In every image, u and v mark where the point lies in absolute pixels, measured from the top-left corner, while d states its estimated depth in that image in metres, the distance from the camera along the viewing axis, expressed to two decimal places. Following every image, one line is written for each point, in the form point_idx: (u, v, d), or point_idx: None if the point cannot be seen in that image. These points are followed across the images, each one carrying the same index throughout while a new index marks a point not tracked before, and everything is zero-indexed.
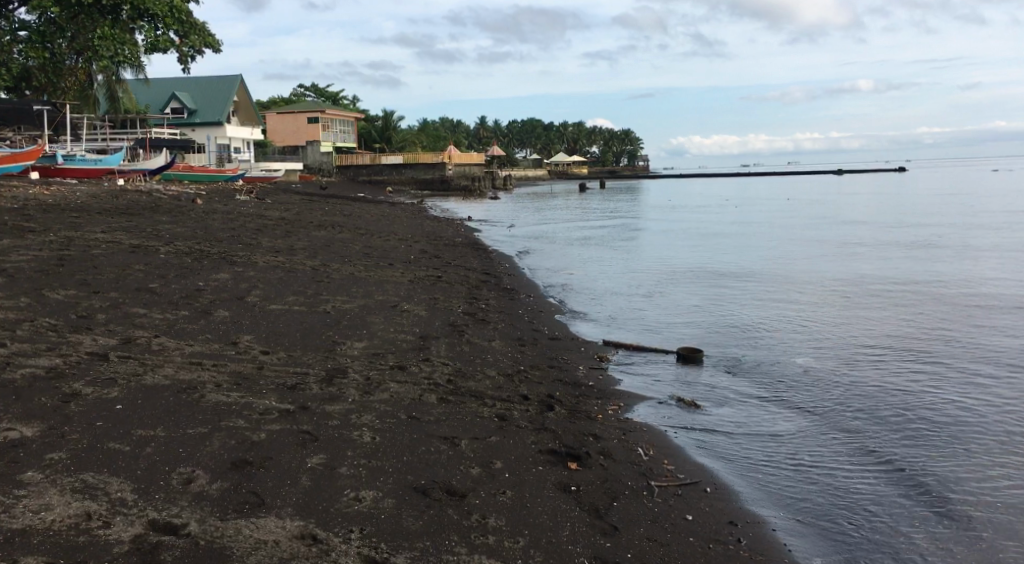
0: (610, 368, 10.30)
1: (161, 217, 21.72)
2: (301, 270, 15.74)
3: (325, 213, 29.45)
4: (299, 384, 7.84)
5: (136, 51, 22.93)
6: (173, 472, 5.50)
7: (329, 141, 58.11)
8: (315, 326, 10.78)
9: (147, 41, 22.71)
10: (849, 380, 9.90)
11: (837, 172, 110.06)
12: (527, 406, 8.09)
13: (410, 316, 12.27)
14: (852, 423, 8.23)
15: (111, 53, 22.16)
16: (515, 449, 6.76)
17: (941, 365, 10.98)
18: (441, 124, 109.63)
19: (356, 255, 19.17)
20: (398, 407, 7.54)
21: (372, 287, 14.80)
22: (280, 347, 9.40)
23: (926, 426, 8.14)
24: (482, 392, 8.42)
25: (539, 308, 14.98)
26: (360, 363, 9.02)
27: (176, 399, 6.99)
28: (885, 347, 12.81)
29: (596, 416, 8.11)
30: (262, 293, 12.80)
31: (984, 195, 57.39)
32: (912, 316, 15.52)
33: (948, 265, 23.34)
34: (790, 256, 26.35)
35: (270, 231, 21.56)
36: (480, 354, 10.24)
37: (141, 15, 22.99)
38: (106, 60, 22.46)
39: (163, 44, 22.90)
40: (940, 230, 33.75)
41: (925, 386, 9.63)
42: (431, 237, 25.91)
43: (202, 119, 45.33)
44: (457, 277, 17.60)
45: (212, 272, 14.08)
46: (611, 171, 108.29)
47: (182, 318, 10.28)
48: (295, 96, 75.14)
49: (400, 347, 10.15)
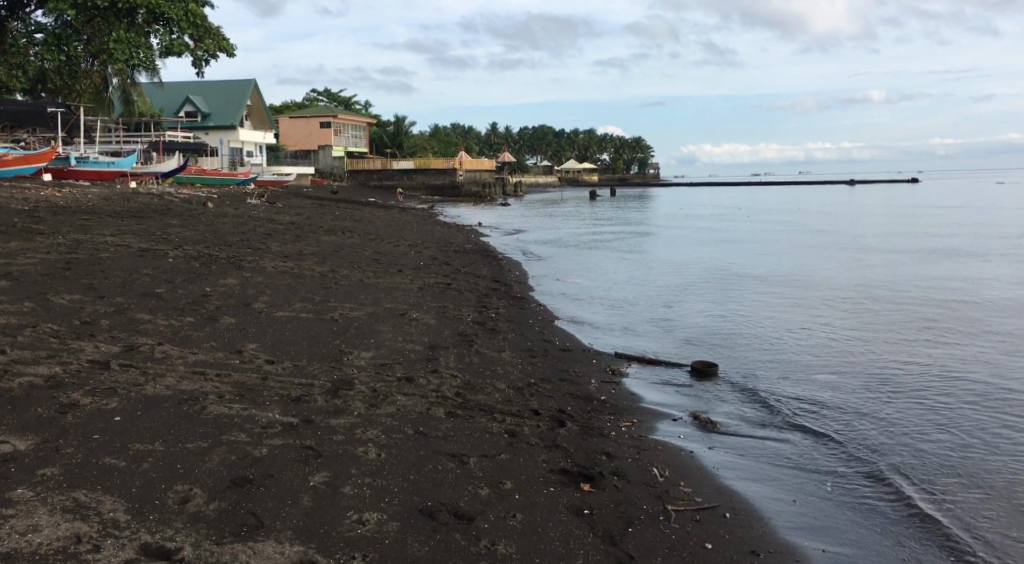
0: (622, 383, 10.04)
1: (172, 220, 21.59)
2: (310, 276, 15.55)
3: (335, 218, 29.31)
4: (303, 396, 7.61)
5: (151, 54, 22.85)
6: (169, 490, 5.28)
7: (340, 145, 58.07)
8: (322, 334, 10.57)
9: (162, 45, 22.64)
10: (870, 398, 9.63)
11: (849, 183, 109.53)
12: (537, 422, 7.85)
13: (418, 325, 12.05)
14: (875, 445, 7.97)
15: (126, 56, 22.09)
16: (525, 468, 6.52)
17: (962, 384, 10.69)
18: (452, 130, 109.67)
19: (365, 261, 18.96)
20: (406, 421, 7.31)
21: (381, 294, 14.59)
22: (285, 356, 9.19)
23: (950, 451, 7.86)
24: (491, 405, 8.18)
25: (550, 318, 14.76)
26: (366, 374, 8.80)
27: (177, 411, 6.79)
28: (904, 362, 12.53)
29: (609, 433, 7.87)
30: (269, 299, 12.60)
31: (997, 207, 56.94)
32: (931, 331, 15.22)
33: (965, 278, 23.00)
34: (803, 266, 26.06)
35: (279, 236, 21.41)
36: (489, 365, 10.00)
37: (158, 18, 22.88)
38: (121, 63, 22.40)
39: (179, 47, 22.77)
40: (954, 242, 33.39)
41: (947, 407, 9.36)
42: (441, 243, 25.73)
43: (215, 122, 45.34)
44: (467, 284, 17.36)
45: (219, 277, 13.91)
46: (621, 179, 108.01)
47: (187, 325, 10.08)
48: (307, 101, 75.24)
49: (408, 357, 9.92)
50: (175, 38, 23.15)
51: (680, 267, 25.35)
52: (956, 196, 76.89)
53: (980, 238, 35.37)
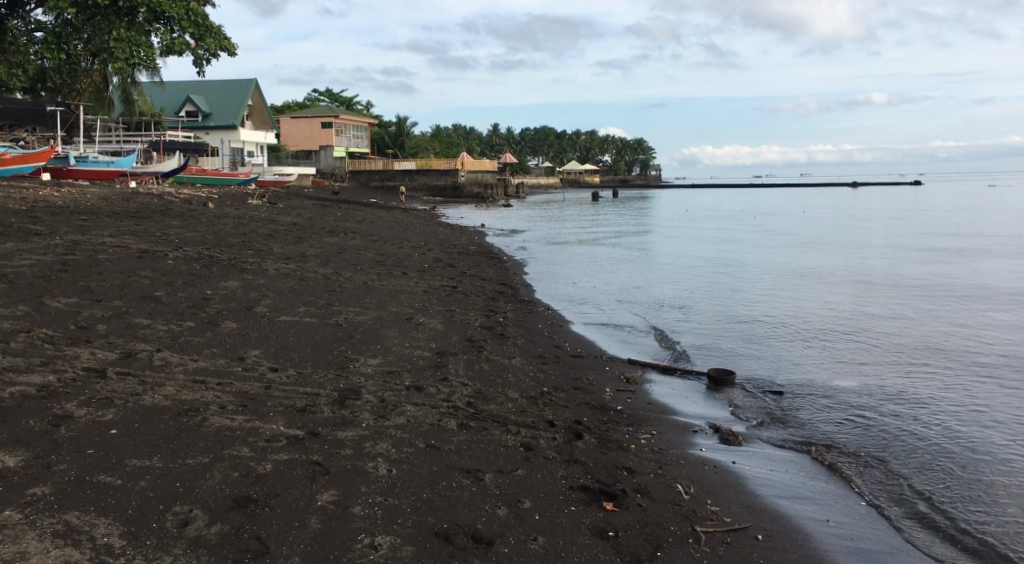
0: (638, 391, 9.69)
1: (172, 221, 21.26)
2: (313, 278, 15.23)
3: (338, 218, 29.03)
4: (310, 407, 7.27)
5: (151, 53, 22.50)
6: (166, 512, 4.98)
7: (342, 146, 57.74)
8: (326, 340, 10.23)
9: (162, 44, 22.30)
10: (898, 412, 9.26)
11: (852, 184, 109.29)
12: (553, 434, 7.50)
13: (425, 330, 11.70)
14: (907, 461, 7.61)
15: (126, 55, 21.74)
16: (544, 485, 6.18)
17: (990, 396, 10.33)
18: (453, 130, 109.34)
19: (368, 263, 18.62)
20: (417, 434, 6.97)
21: (387, 297, 14.25)
22: (289, 364, 8.84)
23: (980, 467, 7.57)
24: (504, 417, 7.83)
25: (558, 322, 14.42)
26: (374, 382, 8.45)
27: (175, 423, 6.44)
28: (926, 368, 12.16)
29: (628, 446, 7.53)
30: (272, 303, 12.24)
31: (1002, 210, 56.58)
32: (947, 336, 14.87)
33: (978, 281, 22.66)
34: (811, 268, 25.71)
35: (281, 237, 21.08)
36: (500, 373, 9.65)
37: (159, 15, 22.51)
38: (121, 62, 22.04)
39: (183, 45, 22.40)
40: (963, 245, 32.99)
41: (979, 422, 8.99)
42: (445, 245, 25.42)
43: (216, 122, 45.03)
44: (472, 287, 17.01)
45: (221, 280, 13.57)
46: (623, 180, 107.72)
47: (187, 330, 9.74)
48: (309, 102, 74.96)
49: (416, 365, 9.57)
50: (175, 37, 22.83)
51: (687, 269, 25.00)
52: (960, 198, 76.51)
53: (987, 240, 35.00)
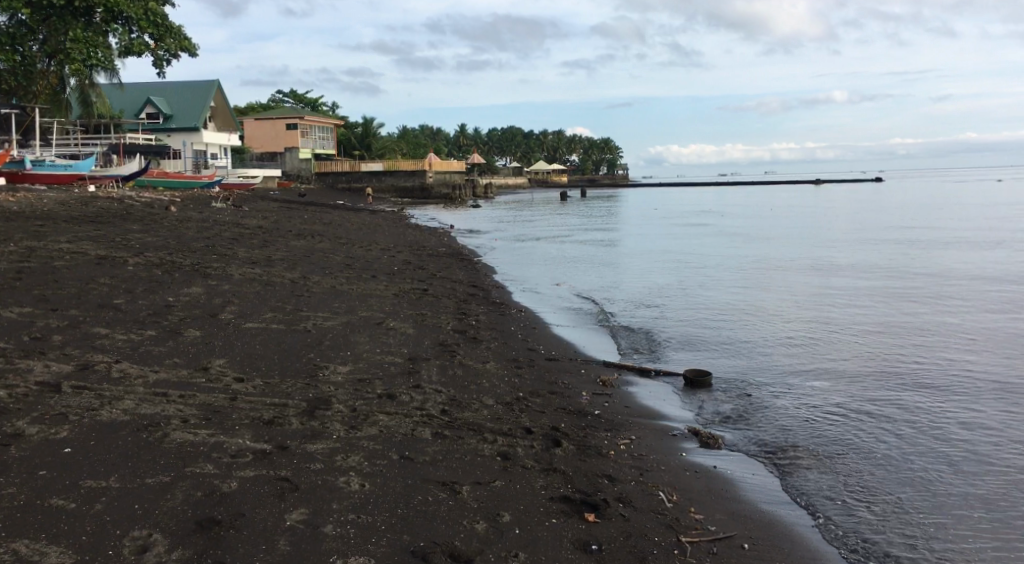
0: (615, 395, 9.51)
1: (133, 225, 20.71)
2: (279, 283, 14.87)
3: (304, 221, 28.57)
4: (277, 419, 6.97)
5: (109, 55, 21.83)
6: (123, 537, 4.73)
7: (308, 147, 57.04)
8: (294, 347, 9.91)
9: (120, 45, 21.68)
10: (879, 411, 9.17)
11: (817, 182, 110.36)
12: (531, 442, 7.27)
13: (397, 335, 11.41)
14: (891, 463, 7.50)
15: (83, 57, 20.74)
16: (524, 496, 5.96)
17: (968, 392, 10.27)
18: (419, 131, 108.69)
19: (336, 266, 18.28)
20: (391, 445, 6.71)
21: (356, 302, 13.93)
22: (255, 373, 8.51)
23: (958, 466, 7.52)
24: (480, 425, 7.59)
25: (531, 324, 14.20)
26: (345, 391, 8.15)
27: (134, 439, 6.12)
28: (902, 364, 12.10)
29: (608, 452, 7.32)
30: (237, 310, 11.88)
31: (962, 206, 57.38)
32: (918, 330, 14.91)
33: (945, 276, 22.81)
34: (782, 264, 25.77)
35: (246, 241, 20.64)
36: (474, 379, 9.40)
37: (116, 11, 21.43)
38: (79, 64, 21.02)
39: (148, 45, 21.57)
40: (928, 241, 33.29)
41: (959, 420, 8.90)
42: (414, 247, 25.10)
43: (178, 124, 44.20)
44: (442, 290, 16.73)
45: (184, 286, 13.18)
46: (591, 180, 107.88)
47: (148, 340, 9.37)
48: (274, 103, 74.13)
49: (388, 371, 9.29)
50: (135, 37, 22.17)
51: (657, 268, 24.91)
52: (921, 194, 77.59)
53: (952, 235, 35.38)
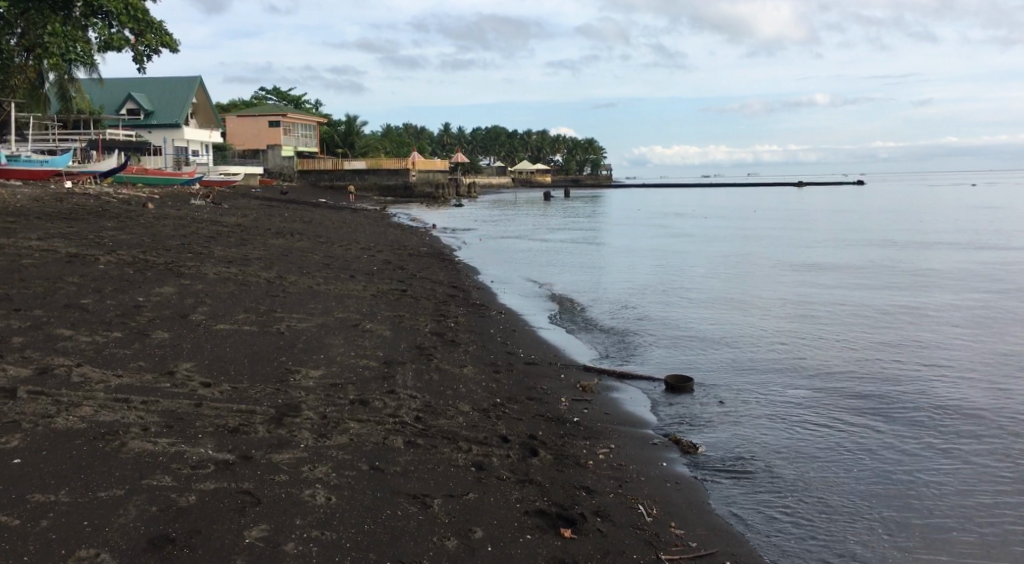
0: (594, 400, 9.31)
1: (108, 222, 20.29)
2: (254, 283, 14.55)
3: (285, 219, 28.21)
4: (243, 427, 6.69)
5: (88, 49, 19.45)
6: (69, 559, 4.57)
7: (290, 145, 56.52)
8: (266, 350, 9.62)
9: (100, 40, 19.14)
10: (862, 419, 9.01)
11: (799, 184, 110.87)
12: (507, 451, 7.05)
13: (373, 338, 11.14)
14: (874, 476, 7.35)
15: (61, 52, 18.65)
16: (498, 509, 5.77)
17: (951, 399, 10.13)
18: (403, 130, 107.99)
19: (315, 266, 17.94)
20: (361, 455, 6.46)
21: (332, 303, 13.66)
22: (223, 378, 8.22)
23: (938, 476, 7.44)
24: (454, 432, 7.35)
25: (511, 325, 13.95)
26: (315, 397, 7.88)
27: (88, 448, 5.84)
28: (885, 369, 11.95)
29: (586, 462, 7.12)
30: (208, 311, 11.54)
31: (944, 209, 57.65)
32: (900, 334, 14.84)
33: (927, 279, 22.79)
34: (765, 266, 25.65)
35: (224, 239, 20.28)
36: (450, 384, 9.15)
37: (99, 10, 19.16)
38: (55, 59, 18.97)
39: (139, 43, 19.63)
40: (911, 244, 33.34)
41: (943, 429, 8.75)
42: (395, 246, 24.81)
43: (159, 120, 43.61)
44: (422, 291, 16.48)
45: (155, 285, 12.85)
46: (574, 180, 107.64)
47: (113, 342, 9.06)
48: (255, 100, 73.44)
49: (362, 376, 9.03)
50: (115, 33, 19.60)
51: (640, 268, 24.75)
52: (904, 197, 77.85)
53: (934, 239, 35.48)
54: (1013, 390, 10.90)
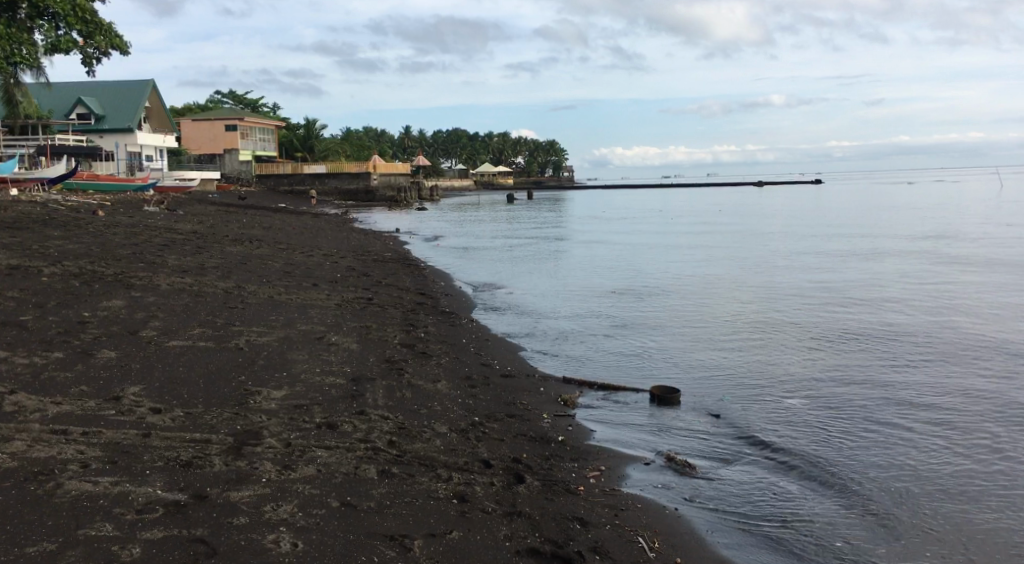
0: (578, 416, 8.76)
1: (54, 231, 19.23)
2: (210, 293, 13.81)
3: (243, 225, 27.39)
4: (196, 460, 6.01)
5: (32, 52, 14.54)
6: None
7: (248, 149, 55.31)
8: (222, 368, 8.90)
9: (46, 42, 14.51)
10: (863, 430, 8.60)
11: (756, 183, 112.10)
12: (490, 478, 6.47)
13: (339, 352, 10.43)
14: (875, 492, 7.02)
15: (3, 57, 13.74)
16: (486, 555, 5.27)
17: (946, 403, 9.81)
18: (362, 133, 106.79)
19: (275, 274, 17.18)
20: (331, 489, 5.82)
21: (295, 313, 12.93)
22: (175, 403, 7.48)
23: (938, 488, 7.17)
24: (433, 458, 6.75)
25: (484, 334, 13.33)
26: (277, 422, 7.18)
27: (16, 493, 5.13)
28: (870, 367, 11.67)
29: (577, 488, 6.58)
30: (160, 325, 10.78)
31: (903, 207, 58.42)
32: (879, 331, 14.62)
33: (897, 276, 22.82)
34: (734, 266, 25.43)
35: (178, 247, 19.38)
36: (425, 402, 8.51)
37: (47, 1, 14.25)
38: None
39: (87, 48, 14.86)
40: (876, 241, 33.49)
41: (947, 441, 8.39)
42: (358, 252, 24.12)
43: (111, 124, 42.12)
44: (388, 299, 15.84)
45: (103, 299, 12.02)
46: (535, 182, 107.40)
47: (53, 364, 8.27)
48: (211, 104, 71.91)
49: (328, 396, 8.34)
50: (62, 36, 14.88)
51: (609, 269, 24.32)
52: (863, 196, 78.69)
53: (897, 236, 35.76)
54: (997, 387, 10.71)
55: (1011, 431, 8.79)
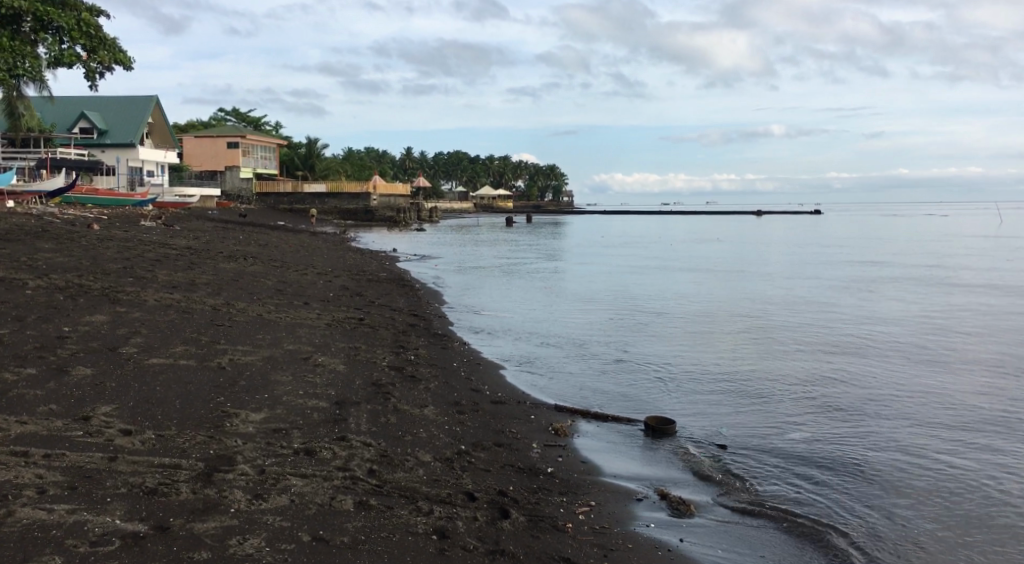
0: (570, 447, 8.40)
1: (45, 244, 18.89)
2: (198, 310, 13.50)
3: (240, 242, 27.11)
4: (162, 487, 5.67)
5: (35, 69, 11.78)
6: None
7: (249, 166, 55.19)
8: (201, 388, 8.57)
9: (48, 56, 11.81)
10: (866, 467, 8.26)
11: (756, 212, 112.32)
12: (473, 511, 6.14)
13: (325, 375, 10.09)
14: (875, 534, 6.73)
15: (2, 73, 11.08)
16: None
17: (951, 440, 9.47)
18: (363, 153, 106.95)
19: (267, 292, 16.88)
20: (303, 522, 5.52)
21: (284, 333, 12.60)
22: (147, 425, 7.14)
23: (940, 532, 6.89)
24: (413, 489, 6.42)
25: (476, 358, 12.99)
26: (252, 446, 6.85)
27: None
28: (872, 399, 11.39)
29: (565, 524, 6.25)
30: (142, 342, 10.44)
31: (903, 239, 58.23)
32: (880, 363, 14.37)
33: (897, 308, 22.55)
34: (733, 294, 25.17)
35: (171, 263, 19.05)
36: (410, 429, 8.16)
37: (54, 15, 11.59)
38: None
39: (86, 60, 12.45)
40: (877, 273, 33.33)
41: (954, 481, 8.04)
42: (354, 271, 23.84)
43: (113, 139, 41.95)
44: (380, 319, 15.53)
45: (85, 314, 11.70)
46: (535, 206, 107.48)
47: (25, 381, 7.94)
48: (214, 121, 71.90)
49: (310, 420, 7.99)
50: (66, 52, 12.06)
51: (606, 294, 24.03)
52: (862, 227, 78.80)
53: (897, 268, 35.57)
54: (1001, 423, 10.44)
55: (1016, 470, 8.52)
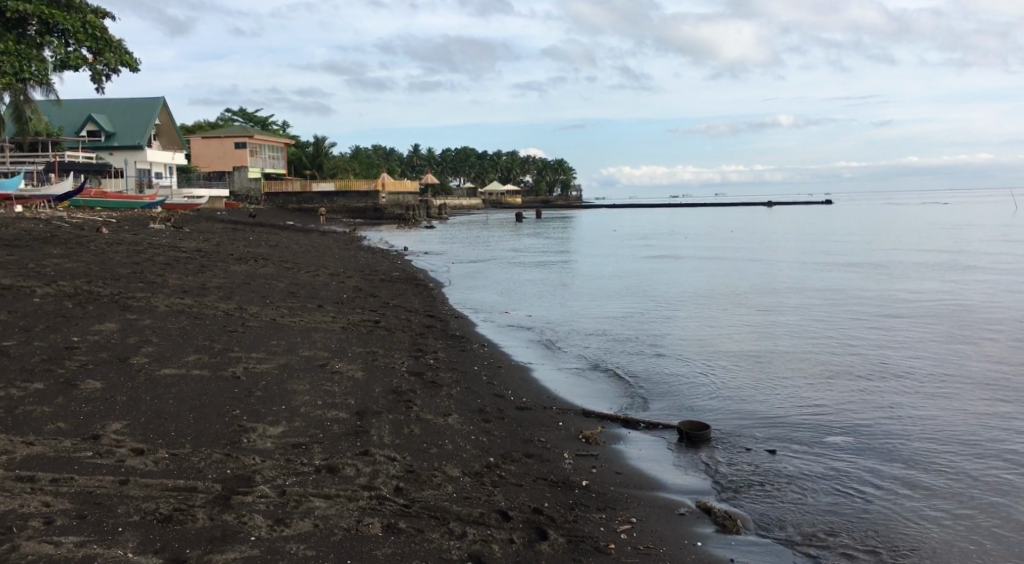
0: (602, 457, 7.98)
1: (54, 249, 18.61)
2: (210, 315, 13.16)
3: (250, 243, 26.80)
4: (178, 513, 5.31)
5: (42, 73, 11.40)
6: None
7: (257, 166, 54.91)
8: (215, 399, 8.20)
9: (56, 60, 11.46)
10: (912, 472, 7.85)
11: (767, 203, 111.26)
12: (508, 533, 5.76)
13: (344, 382, 9.71)
14: (928, 548, 6.33)
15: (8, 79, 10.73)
16: None
17: (999, 441, 8.98)
18: (372, 151, 106.70)
19: (280, 295, 16.53)
20: (330, 551, 5.16)
21: (299, 338, 12.23)
22: (160, 443, 6.78)
23: (996, 544, 6.49)
24: (444, 508, 6.03)
25: (496, 359, 12.59)
26: (272, 464, 6.48)
27: None
28: (907, 396, 10.94)
29: (607, 546, 5.86)
30: (153, 351, 10.09)
31: (919, 227, 57.46)
32: (911, 356, 13.87)
33: (923, 298, 22.00)
34: (751, 286, 24.68)
35: (181, 266, 18.72)
36: (435, 441, 7.76)
37: (59, 17, 11.18)
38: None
39: (91, 62, 12.10)
40: (896, 261, 32.71)
41: (1007, 487, 7.59)
42: (367, 271, 23.48)
43: (120, 141, 41.67)
44: (396, 321, 15.15)
45: (95, 322, 11.37)
46: (545, 202, 106.97)
47: (32, 396, 7.58)
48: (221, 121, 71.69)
49: (330, 433, 7.60)
50: (73, 55, 11.69)
51: (622, 288, 23.60)
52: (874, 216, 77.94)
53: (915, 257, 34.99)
54: None
55: None
